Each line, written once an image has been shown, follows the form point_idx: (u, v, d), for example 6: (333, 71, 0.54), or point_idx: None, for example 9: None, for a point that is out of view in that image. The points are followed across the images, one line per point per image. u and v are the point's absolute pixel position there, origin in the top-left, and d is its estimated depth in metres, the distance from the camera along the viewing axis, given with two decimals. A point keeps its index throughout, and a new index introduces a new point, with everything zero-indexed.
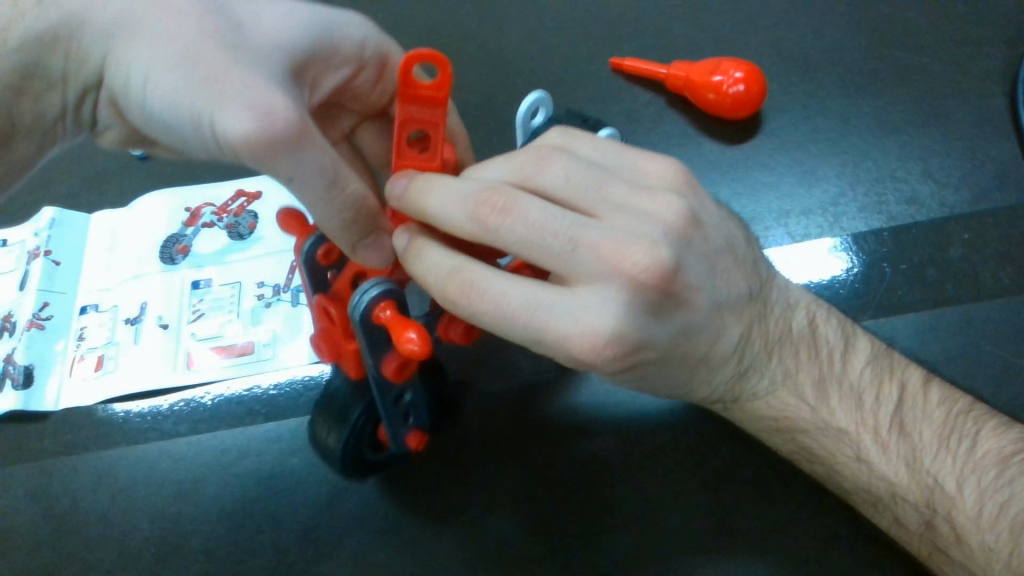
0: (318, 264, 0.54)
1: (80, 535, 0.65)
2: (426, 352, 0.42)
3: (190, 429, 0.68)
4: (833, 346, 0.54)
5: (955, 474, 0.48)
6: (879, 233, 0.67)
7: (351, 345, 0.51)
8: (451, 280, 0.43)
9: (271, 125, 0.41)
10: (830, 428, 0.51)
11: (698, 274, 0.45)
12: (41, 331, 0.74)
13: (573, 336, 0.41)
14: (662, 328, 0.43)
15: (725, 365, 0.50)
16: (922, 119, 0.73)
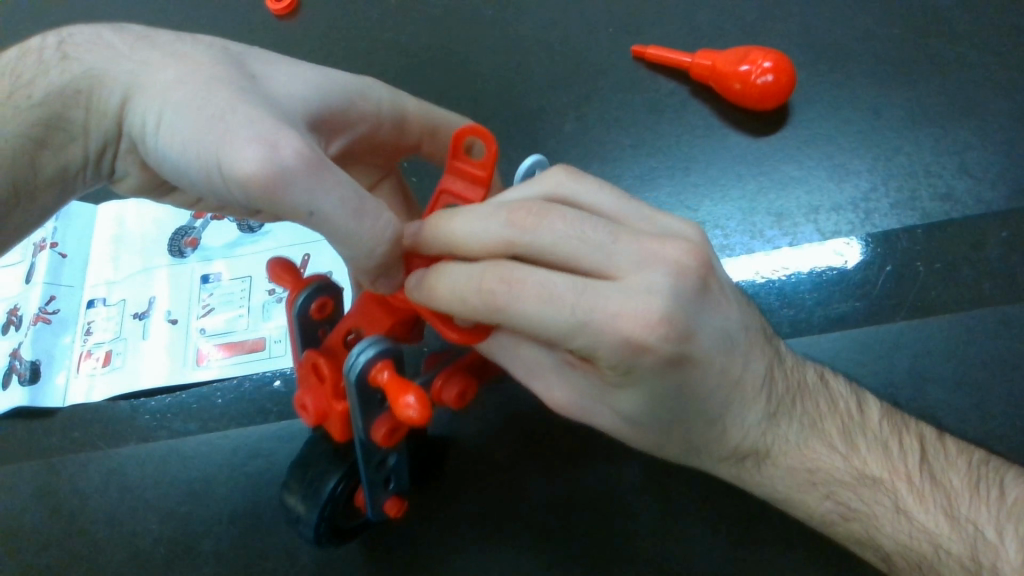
0: (310, 319, 0.50)
1: (89, 534, 0.64)
2: (425, 419, 0.39)
3: (200, 427, 0.67)
4: (846, 400, 0.50)
5: (994, 523, 0.44)
6: (911, 230, 0.65)
7: (338, 406, 0.46)
8: (488, 278, 0.39)
9: (282, 158, 0.39)
10: (864, 478, 0.46)
11: (728, 283, 0.43)
12: (48, 325, 0.72)
13: (625, 316, 0.37)
14: (708, 327, 0.40)
15: (755, 403, 0.44)
16: (959, 111, 0.70)
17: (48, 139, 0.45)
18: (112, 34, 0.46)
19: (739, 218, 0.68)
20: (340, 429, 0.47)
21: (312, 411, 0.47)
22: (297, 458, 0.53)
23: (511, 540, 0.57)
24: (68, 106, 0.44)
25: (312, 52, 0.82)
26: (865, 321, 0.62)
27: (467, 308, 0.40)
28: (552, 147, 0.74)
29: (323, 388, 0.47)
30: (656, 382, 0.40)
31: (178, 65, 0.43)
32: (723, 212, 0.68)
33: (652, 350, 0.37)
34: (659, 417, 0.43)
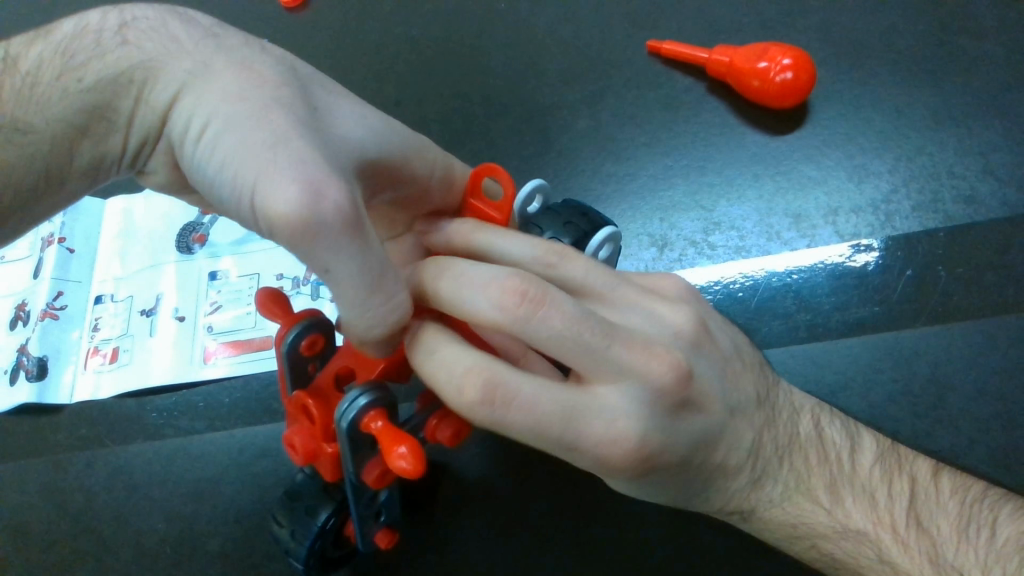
0: (300, 356, 0.46)
1: (95, 532, 0.63)
2: (419, 470, 0.37)
3: (207, 426, 0.66)
4: (839, 448, 0.48)
5: (981, 568, 0.42)
6: (933, 233, 0.63)
7: (328, 449, 0.44)
8: (471, 384, 0.36)
9: (320, 208, 0.35)
10: (847, 532, 0.44)
11: (715, 376, 0.41)
12: (55, 321, 0.72)
13: (604, 442, 0.36)
14: (690, 434, 0.39)
15: (736, 476, 0.43)
16: (985, 111, 0.68)
17: (89, 129, 0.43)
18: (180, 27, 0.43)
19: (756, 219, 0.66)
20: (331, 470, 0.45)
21: (300, 451, 0.44)
22: (290, 489, 0.53)
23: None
24: (117, 95, 0.41)
25: (324, 46, 0.81)
26: (884, 327, 0.61)
27: (446, 396, 0.38)
28: (565, 144, 0.72)
29: (313, 429, 0.45)
30: (632, 481, 0.40)
31: (242, 76, 0.40)
32: (739, 213, 0.67)
33: (626, 466, 0.37)
34: (643, 492, 0.44)
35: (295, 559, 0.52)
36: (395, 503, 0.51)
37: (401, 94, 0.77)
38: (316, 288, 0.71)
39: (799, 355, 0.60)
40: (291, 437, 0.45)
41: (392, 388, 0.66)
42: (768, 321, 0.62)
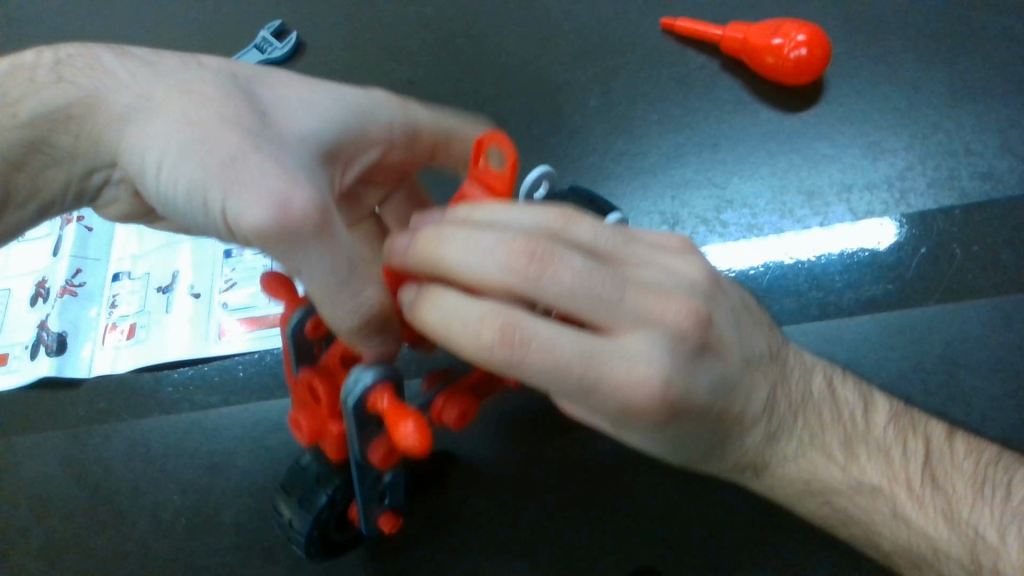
0: (305, 337, 0.47)
1: (112, 504, 0.64)
2: (425, 447, 0.36)
3: (222, 400, 0.67)
4: (852, 406, 0.47)
5: (997, 523, 0.42)
6: (949, 211, 0.63)
7: (335, 427, 0.46)
8: (488, 327, 0.35)
9: (289, 220, 0.37)
10: (863, 487, 0.44)
11: (730, 325, 0.40)
12: (74, 297, 0.73)
13: (630, 386, 0.35)
14: (710, 383, 0.37)
15: (753, 429, 0.42)
16: (1003, 86, 0.68)
17: (27, 163, 0.42)
18: (111, 58, 0.42)
19: (769, 197, 0.66)
20: (335, 449, 0.47)
21: (305, 430, 0.47)
22: (288, 473, 0.54)
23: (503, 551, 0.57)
24: (57, 133, 0.41)
25: (336, 26, 0.81)
26: (897, 304, 0.60)
27: (459, 349, 0.36)
28: (577, 123, 0.72)
29: (320, 409, 0.47)
30: (653, 436, 0.38)
31: (184, 97, 0.40)
32: (752, 191, 0.66)
33: (653, 413, 0.35)
34: (663, 454, 0.42)
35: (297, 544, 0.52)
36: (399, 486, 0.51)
37: (413, 73, 0.77)
38: None
39: (810, 334, 0.60)
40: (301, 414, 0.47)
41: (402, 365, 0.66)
42: (779, 299, 0.62)
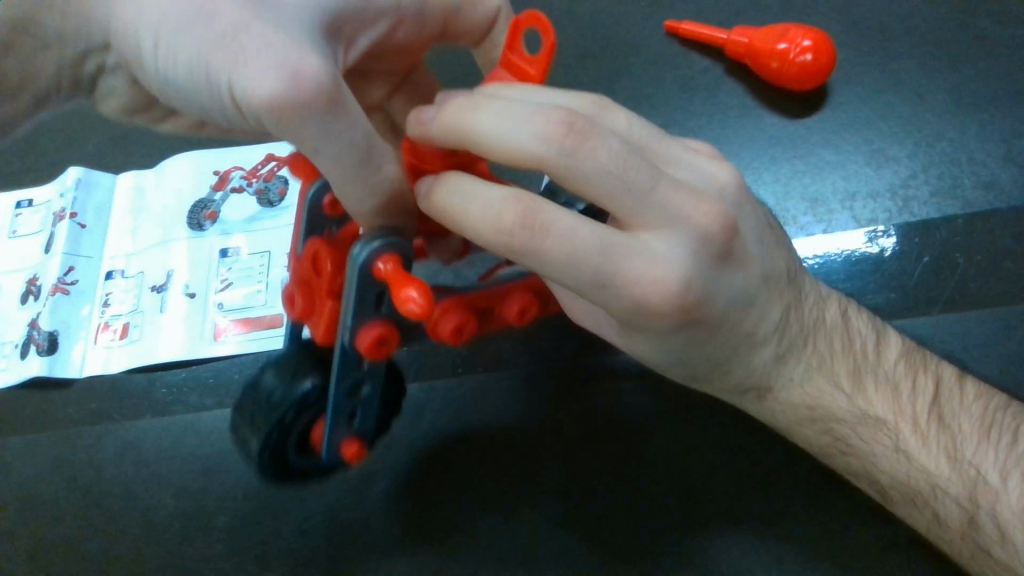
0: (323, 212, 0.50)
1: (104, 507, 0.63)
2: (427, 314, 0.38)
3: (216, 403, 0.66)
4: (864, 338, 0.52)
5: (1000, 468, 0.45)
6: (952, 220, 0.63)
7: (328, 304, 0.46)
8: (509, 212, 0.37)
9: (298, 88, 0.38)
10: (868, 419, 0.49)
11: (757, 239, 0.44)
12: (66, 296, 0.72)
13: (648, 280, 0.37)
14: (727, 289, 0.41)
15: (763, 341, 0.46)
16: (1007, 95, 0.68)
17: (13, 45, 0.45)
18: None
19: (772, 203, 0.65)
20: (323, 332, 0.47)
21: (297, 309, 0.47)
22: (253, 381, 0.51)
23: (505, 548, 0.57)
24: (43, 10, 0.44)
25: None
26: (902, 312, 0.60)
27: (478, 236, 0.38)
28: None
29: (316, 282, 0.47)
30: (664, 334, 0.42)
31: None
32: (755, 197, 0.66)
33: (665, 311, 0.39)
34: (665, 356, 0.46)
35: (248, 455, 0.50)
36: (371, 417, 0.50)
37: None
38: None
39: None
40: (297, 288, 0.48)
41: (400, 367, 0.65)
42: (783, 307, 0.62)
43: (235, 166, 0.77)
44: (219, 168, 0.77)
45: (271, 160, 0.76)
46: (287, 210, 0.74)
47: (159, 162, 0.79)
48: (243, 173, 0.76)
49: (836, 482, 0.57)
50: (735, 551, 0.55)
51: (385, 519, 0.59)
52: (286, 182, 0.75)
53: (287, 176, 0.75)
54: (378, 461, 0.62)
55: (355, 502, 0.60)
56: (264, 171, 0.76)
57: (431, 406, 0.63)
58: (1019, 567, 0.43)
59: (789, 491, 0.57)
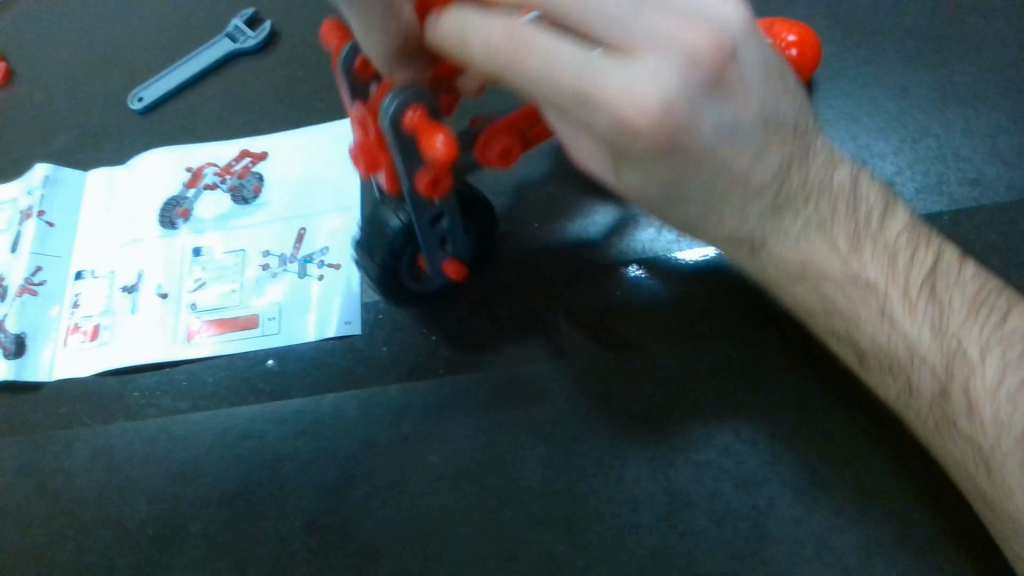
0: (355, 75, 0.51)
1: (74, 514, 0.61)
2: (452, 156, 0.44)
3: (190, 406, 0.65)
4: (872, 206, 0.49)
5: (982, 341, 0.46)
6: (938, 217, 0.62)
7: (384, 158, 0.50)
8: (498, 34, 0.38)
9: None
10: (858, 281, 0.48)
11: (762, 68, 0.39)
12: (33, 297, 0.70)
13: (630, 99, 0.34)
14: (716, 120, 0.37)
15: (758, 181, 0.42)
16: (993, 91, 0.67)
17: None
18: None
19: None
20: (389, 181, 0.52)
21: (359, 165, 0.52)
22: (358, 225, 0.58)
23: (485, 572, 0.55)
24: None
25: None
26: None
27: (485, 58, 0.39)
28: None
29: (369, 142, 0.50)
30: (651, 164, 0.39)
31: None
32: None
33: (647, 137, 0.35)
34: (657, 189, 0.42)
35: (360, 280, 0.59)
36: (462, 241, 0.59)
37: None
38: (304, 265, 0.69)
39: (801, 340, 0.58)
40: (356, 148, 0.51)
41: (378, 368, 0.64)
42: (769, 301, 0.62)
43: (209, 162, 0.75)
44: (192, 165, 0.75)
45: (246, 156, 0.74)
46: (265, 206, 0.72)
47: (129, 159, 0.77)
48: (217, 169, 0.74)
49: (821, 486, 0.55)
50: (721, 555, 0.54)
51: (365, 524, 0.58)
52: (260, 178, 0.73)
53: (262, 172, 0.73)
54: (358, 465, 0.60)
55: (333, 508, 0.59)
56: (238, 167, 0.74)
57: (411, 408, 0.62)
58: (981, 441, 0.45)
59: (776, 491, 0.56)
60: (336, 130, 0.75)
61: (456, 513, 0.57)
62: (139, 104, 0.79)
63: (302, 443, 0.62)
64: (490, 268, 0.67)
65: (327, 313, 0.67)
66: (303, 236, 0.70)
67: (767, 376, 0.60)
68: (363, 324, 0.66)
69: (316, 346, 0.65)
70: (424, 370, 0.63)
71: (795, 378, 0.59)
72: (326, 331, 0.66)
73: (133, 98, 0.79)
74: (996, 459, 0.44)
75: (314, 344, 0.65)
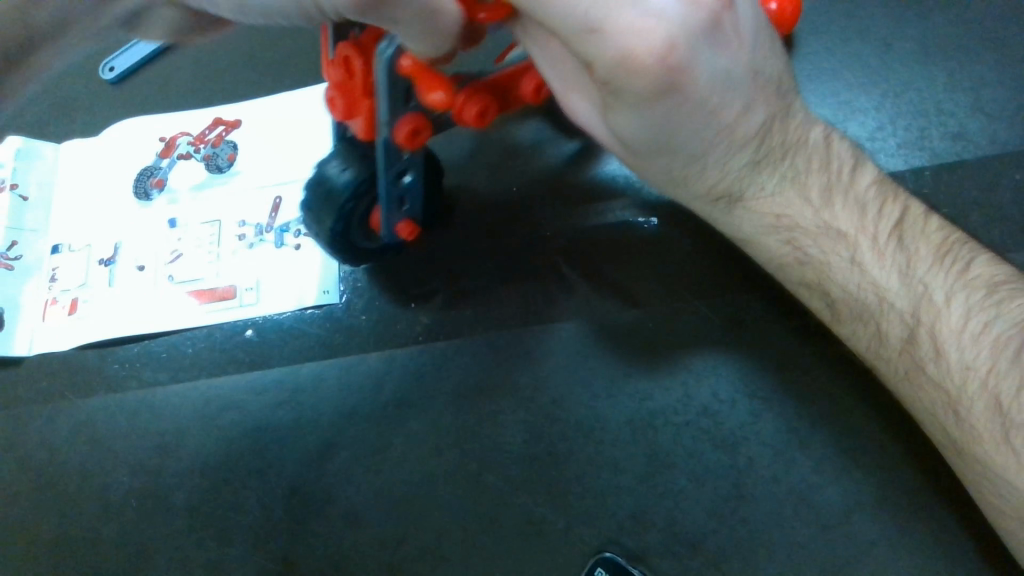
0: None
1: (59, 487, 0.62)
2: (450, 101, 0.47)
3: (170, 377, 0.64)
4: (843, 161, 0.52)
5: (947, 287, 0.46)
6: (919, 171, 0.61)
7: (365, 102, 0.49)
8: None
9: None
10: (829, 229, 0.50)
11: (750, 28, 0.44)
12: (10, 271, 0.69)
13: (634, 31, 0.38)
14: (710, 67, 0.42)
15: (744, 133, 0.46)
16: (976, 42, 0.66)
17: None
18: None
19: None
20: (365, 129, 0.51)
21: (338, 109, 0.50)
22: (313, 173, 0.56)
23: (467, 536, 0.55)
24: None
25: None
26: None
27: None
28: None
29: (350, 84, 0.49)
30: (645, 104, 0.43)
31: None
32: None
33: (647, 68, 0.39)
34: (643, 130, 0.46)
35: (314, 230, 0.56)
36: (417, 200, 0.58)
37: None
38: (281, 235, 0.68)
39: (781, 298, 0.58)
40: (335, 89, 0.50)
41: (357, 337, 0.63)
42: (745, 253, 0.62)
43: (183, 131, 0.74)
44: (166, 134, 0.74)
45: (219, 125, 0.73)
46: (237, 172, 0.71)
47: (102, 130, 0.76)
48: (190, 139, 0.73)
49: (799, 445, 0.56)
50: (701, 515, 0.54)
51: (347, 491, 0.58)
52: (234, 147, 0.72)
53: (235, 141, 0.72)
54: (339, 433, 0.60)
55: (315, 475, 0.59)
56: (211, 136, 0.73)
57: (391, 376, 0.61)
58: (947, 384, 0.45)
59: (755, 451, 0.56)
60: (310, 95, 0.74)
61: (437, 483, 0.57)
62: (111, 74, 0.79)
63: (283, 412, 0.61)
64: (464, 230, 0.66)
65: (304, 282, 0.66)
66: (279, 205, 0.69)
67: (747, 336, 0.59)
68: (341, 292, 0.65)
69: (294, 314, 0.65)
70: (402, 338, 0.63)
71: (778, 338, 0.59)
72: (303, 302, 0.65)
73: (105, 67, 0.79)
74: (964, 403, 0.44)
75: (292, 314, 0.65)
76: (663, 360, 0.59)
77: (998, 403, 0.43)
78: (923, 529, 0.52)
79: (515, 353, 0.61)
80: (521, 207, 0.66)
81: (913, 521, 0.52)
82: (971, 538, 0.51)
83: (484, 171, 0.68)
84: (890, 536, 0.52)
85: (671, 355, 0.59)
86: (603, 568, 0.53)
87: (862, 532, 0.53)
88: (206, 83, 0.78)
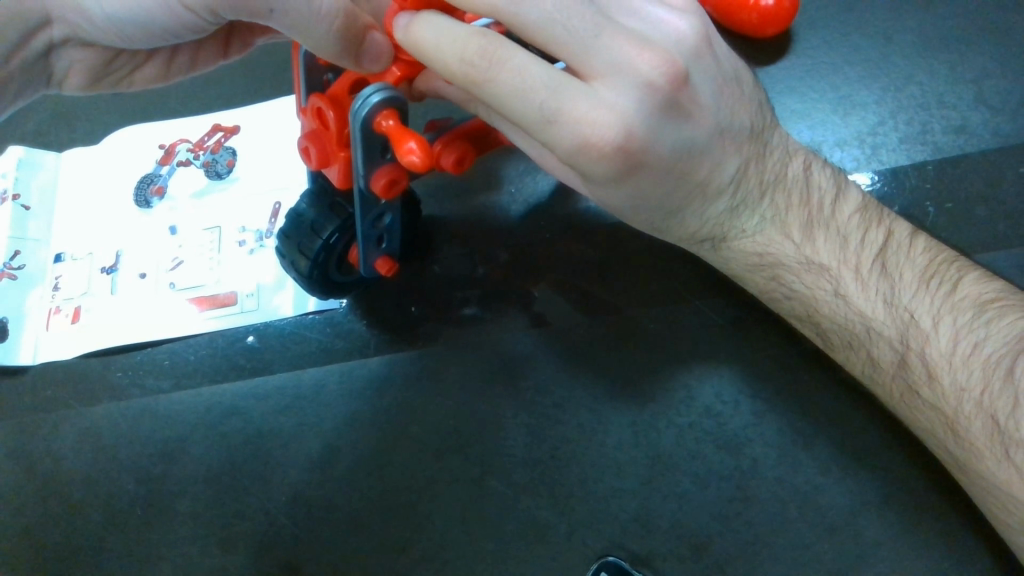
0: (317, 63, 0.52)
1: (63, 495, 0.62)
2: (426, 165, 0.44)
3: (173, 384, 0.64)
4: (823, 193, 0.54)
5: (932, 312, 0.48)
6: (921, 166, 0.61)
7: (341, 154, 0.49)
8: (472, 40, 0.41)
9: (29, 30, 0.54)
10: (811, 264, 0.52)
11: (711, 91, 0.47)
12: (13, 281, 0.69)
13: (589, 122, 0.41)
14: (675, 140, 0.44)
15: (719, 194, 0.50)
16: (976, 35, 0.67)
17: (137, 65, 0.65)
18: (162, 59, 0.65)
19: None
20: (340, 177, 0.50)
21: (314, 158, 0.50)
22: (290, 219, 0.57)
23: (470, 541, 0.55)
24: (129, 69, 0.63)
25: None
26: None
27: (445, 67, 0.43)
28: None
29: (327, 135, 0.50)
30: (614, 180, 0.45)
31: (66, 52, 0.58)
32: None
33: (605, 153, 0.42)
34: (620, 199, 0.48)
35: (297, 271, 0.57)
36: (395, 236, 0.58)
37: None
38: None
39: None
40: (308, 138, 0.50)
41: (357, 341, 0.63)
42: None
43: (182, 138, 0.74)
44: (166, 141, 0.74)
45: (218, 131, 0.74)
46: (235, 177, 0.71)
47: (103, 139, 0.76)
48: (190, 145, 0.73)
49: (804, 445, 0.55)
50: (706, 516, 0.54)
51: (349, 495, 0.58)
52: (233, 153, 0.72)
53: (234, 146, 0.72)
54: (341, 439, 0.60)
55: (318, 480, 0.59)
56: (211, 142, 0.73)
57: (392, 379, 0.61)
58: (943, 407, 0.47)
59: (759, 452, 0.55)
60: None
61: (442, 487, 0.57)
62: None
63: (286, 419, 0.61)
64: (463, 242, 0.66)
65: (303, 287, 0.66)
66: (279, 211, 0.69)
67: (748, 337, 0.59)
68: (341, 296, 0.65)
69: (294, 319, 0.65)
70: (402, 343, 0.63)
71: (778, 339, 0.59)
72: (302, 306, 0.65)
73: None
74: (961, 423, 0.46)
75: (292, 320, 0.65)
76: (664, 368, 0.59)
77: (995, 424, 0.44)
78: (927, 529, 0.52)
79: (518, 358, 0.60)
80: (520, 211, 0.67)
81: (919, 522, 0.52)
82: (979, 540, 0.51)
83: (481, 175, 0.69)
84: (897, 537, 0.52)
85: (671, 365, 0.59)
86: (606, 571, 0.52)
87: (867, 532, 0.52)
88: (206, 89, 0.78)
